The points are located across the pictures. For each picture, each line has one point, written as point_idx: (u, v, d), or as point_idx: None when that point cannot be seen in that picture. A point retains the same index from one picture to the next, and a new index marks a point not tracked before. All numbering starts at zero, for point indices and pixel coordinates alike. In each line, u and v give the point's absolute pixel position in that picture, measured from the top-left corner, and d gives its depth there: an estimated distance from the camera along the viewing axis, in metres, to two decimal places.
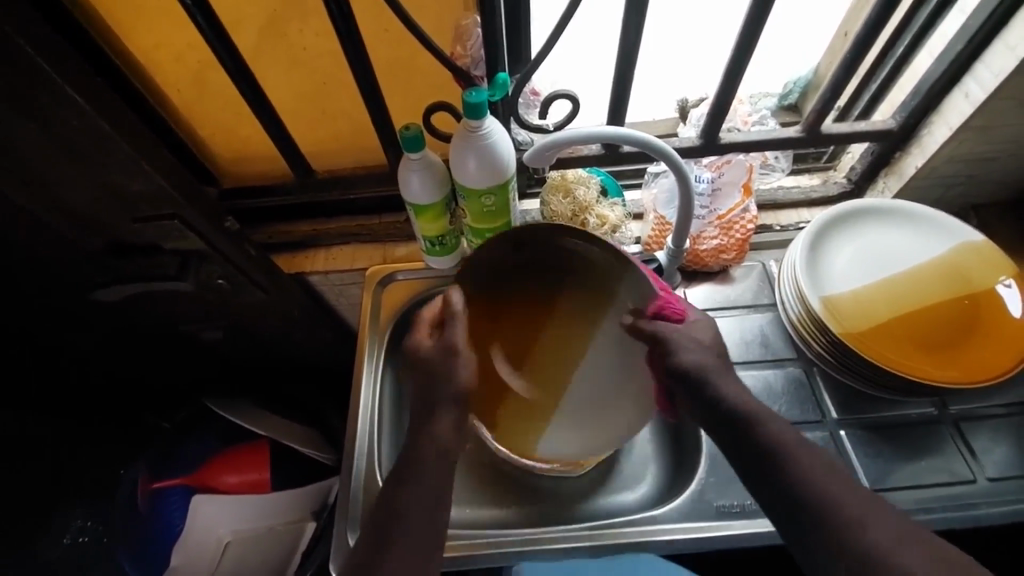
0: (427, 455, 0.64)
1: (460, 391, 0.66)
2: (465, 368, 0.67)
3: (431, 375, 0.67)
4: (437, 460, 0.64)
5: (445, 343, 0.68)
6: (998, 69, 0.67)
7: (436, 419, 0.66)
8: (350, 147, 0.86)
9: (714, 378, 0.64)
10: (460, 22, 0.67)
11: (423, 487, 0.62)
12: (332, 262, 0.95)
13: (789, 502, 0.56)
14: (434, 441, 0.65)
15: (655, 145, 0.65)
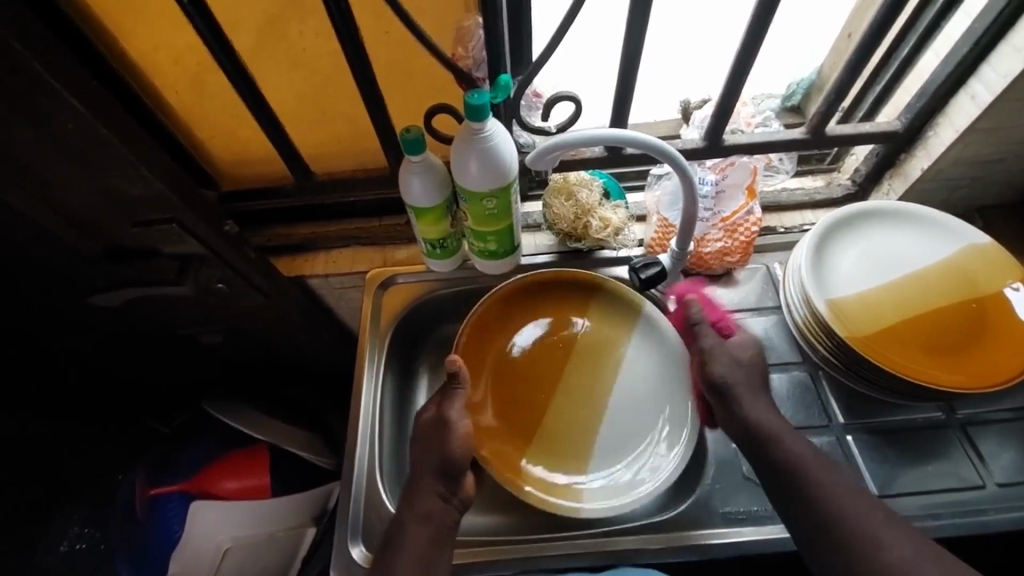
0: (412, 523, 0.66)
1: (451, 464, 0.68)
2: (459, 439, 0.69)
3: (428, 444, 0.70)
4: (423, 528, 0.65)
5: (439, 415, 0.71)
6: (1005, 71, 0.66)
7: (427, 487, 0.68)
8: (349, 150, 0.85)
9: (739, 398, 0.68)
10: (461, 23, 0.66)
11: (411, 551, 0.64)
12: (332, 266, 0.94)
13: (812, 517, 0.60)
14: (419, 512, 0.66)
15: (659, 147, 0.65)
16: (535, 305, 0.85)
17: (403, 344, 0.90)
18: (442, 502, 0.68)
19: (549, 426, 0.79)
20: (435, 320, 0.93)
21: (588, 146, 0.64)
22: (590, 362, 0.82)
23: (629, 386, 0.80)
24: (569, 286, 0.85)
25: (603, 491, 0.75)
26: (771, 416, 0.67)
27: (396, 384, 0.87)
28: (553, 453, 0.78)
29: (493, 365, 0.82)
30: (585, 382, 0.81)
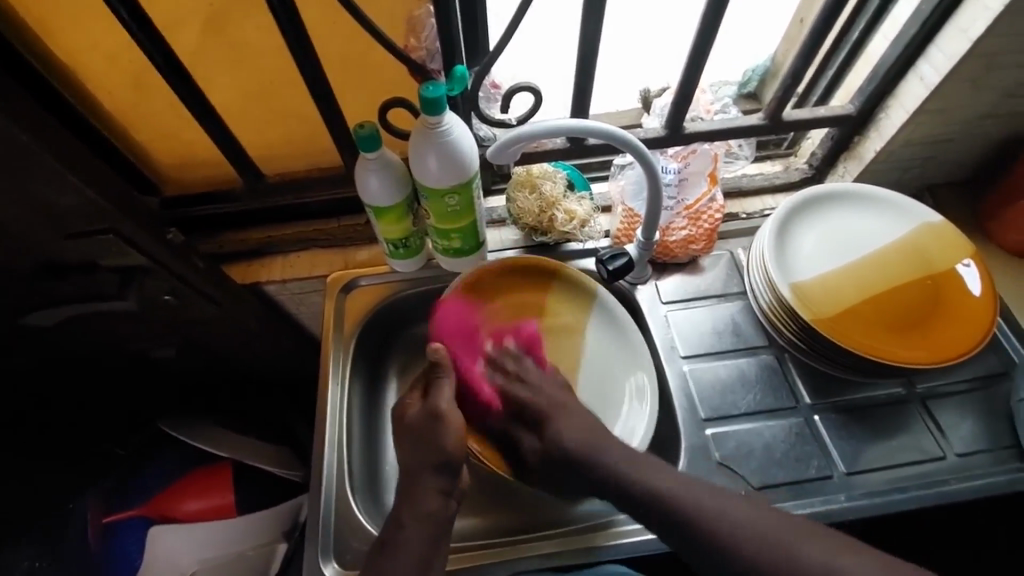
0: (414, 522, 0.65)
1: (447, 455, 0.67)
2: (452, 433, 0.67)
3: (419, 440, 0.68)
4: (422, 528, 0.65)
5: (430, 406, 0.69)
6: (952, 52, 0.68)
7: (425, 482, 0.67)
8: (306, 151, 0.81)
9: (614, 462, 0.68)
10: (412, 12, 0.62)
11: (410, 552, 0.64)
12: (289, 270, 0.89)
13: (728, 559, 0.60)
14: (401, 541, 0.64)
15: (619, 137, 0.65)
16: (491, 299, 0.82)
17: (368, 350, 0.87)
18: (442, 497, 0.67)
19: None
20: (401, 321, 0.90)
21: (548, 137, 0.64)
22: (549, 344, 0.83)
23: (590, 361, 0.82)
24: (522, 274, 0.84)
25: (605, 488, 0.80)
26: (644, 468, 0.66)
27: (362, 392, 0.84)
28: None
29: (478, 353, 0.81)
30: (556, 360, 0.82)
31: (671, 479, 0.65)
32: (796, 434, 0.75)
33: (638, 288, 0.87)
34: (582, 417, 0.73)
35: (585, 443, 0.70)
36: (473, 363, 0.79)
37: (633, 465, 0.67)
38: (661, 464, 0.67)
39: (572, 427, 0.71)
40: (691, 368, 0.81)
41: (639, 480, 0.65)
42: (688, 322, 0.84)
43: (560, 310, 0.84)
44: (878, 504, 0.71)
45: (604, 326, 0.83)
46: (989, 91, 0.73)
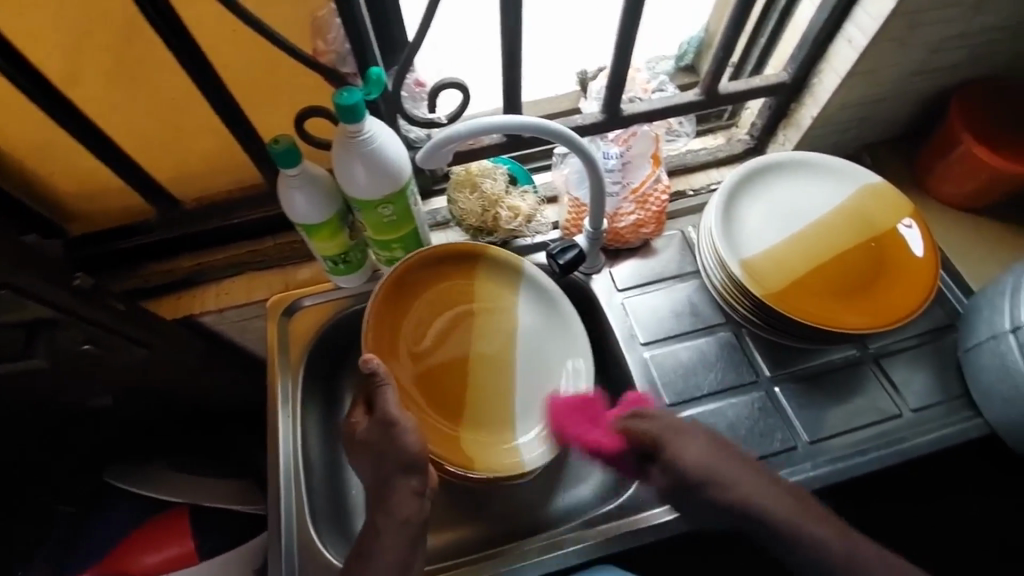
0: (389, 530, 0.59)
1: (411, 459, 0.61)
2: (410, 433, 0.61)
3: (377, 453, 0.62)
4: (398, 536, 0.59)
5: (378, 416, 0.62)
6: (877, 13, 0.68)
7: (398, 487, 0.61)
8: (230, 166, 0.75)
9: (721, 475, 0.62)
10: (315, 13, 0.57)
11: (389, 560, 0.59)
12: (225, 298, 0.83)
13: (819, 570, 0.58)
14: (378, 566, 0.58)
15: (548, 127, 0.62)
16: (416, 295, 0.77)
17: (319, 372, 0.82)
18: (418, 498, 0.61)
19: (473, 403, 0.76)
20: (354, 337, 0.86)
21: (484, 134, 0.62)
22: (479, 326, 0.78)
23: (525, 341, 0.79)
24: (446, 260, 0.78)
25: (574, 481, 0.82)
26: (758, 484, 0.62)
27: (316, 416, 0.80)
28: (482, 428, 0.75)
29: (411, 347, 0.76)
30: (492, 346, 0.78)
31: (771, 495, 0.61)
32: (758, 408, 0.76)
33: (593, 278, 0.85)
34: (699, 435, 0.65)
35: (706, 466, 0.62)
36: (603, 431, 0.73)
37: (732, 479, 0.62)
38: (750, 468, 0.64)
39: (701, 452, 0.64)
40: (652, 355, 0.80)
41: (737, 493, 0.61)
42: (645, 308, 0.83)
43: (488, 289, 0.80)
44: (841, 469, 0.72)
45: (537, 299, 0.80)
46: (914, 49, 0.73)
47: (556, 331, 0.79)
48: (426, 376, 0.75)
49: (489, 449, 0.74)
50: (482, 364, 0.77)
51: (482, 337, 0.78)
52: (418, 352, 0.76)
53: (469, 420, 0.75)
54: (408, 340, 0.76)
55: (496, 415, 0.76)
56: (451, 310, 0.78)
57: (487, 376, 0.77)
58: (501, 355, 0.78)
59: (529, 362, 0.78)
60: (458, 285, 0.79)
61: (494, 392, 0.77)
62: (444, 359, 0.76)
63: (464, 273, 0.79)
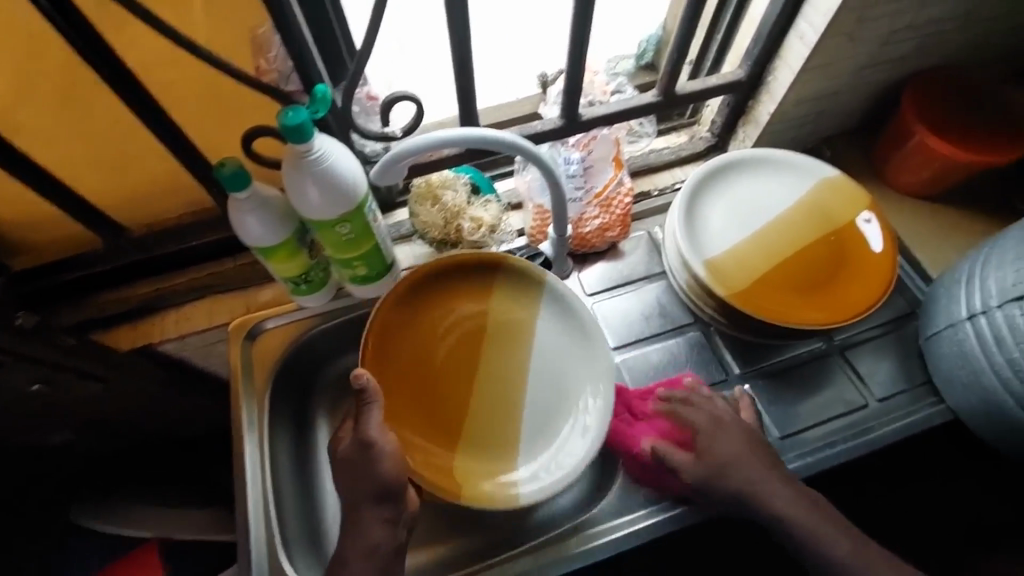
0: (358, 557, 0.59)
1: (389, 481, 0.60)
2: (389, 457, 0.60)
3: (354, 472, 0.60)
4: (366, 562, 0.59)
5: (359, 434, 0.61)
6: (825, 9, 0.68)
7: (366, 514, 0.60)
8: (186, 191, 0.73)
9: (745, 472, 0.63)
10: (254, 29, 0.56)
11: None
12: (185, 324, 0.81)
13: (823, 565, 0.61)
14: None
15: (506, 140, 0.61)
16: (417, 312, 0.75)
17: (287, 396, 0.80)
18: (389, 526, 0.60)
19: (476, 426, 0.73)
20: (322, 357, 0.84)
21: (442, 148, 0.61)
22: (493, 344, 0.75)
23: (540, 358, 0.75)
24: (452, 272, 0.76)
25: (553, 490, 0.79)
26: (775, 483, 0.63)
27: (285, 440, 0.78)
28: (482, 452, 0.72)
29: (411, 369, 0.73)
30: (503, 367, 0.74)
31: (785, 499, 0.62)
32: None
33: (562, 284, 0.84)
34: (734, 430, 0.66)
35: (733, 463, 0.64)
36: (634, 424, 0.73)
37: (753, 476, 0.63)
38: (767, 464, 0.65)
39: (733, 446, 0.65)
40: (623, 358, 0.80)
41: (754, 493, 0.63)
42: (614, 312, 0.83)
43: (504, 307, 0.76)
44: (813, 461, 0.73)
45: (556, 320, 0.75)
46: (864, 43, 0.73)
47: (573, 364, 0.75)
48: (423, 398, 0.72)
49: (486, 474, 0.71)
50: (490, 387, 0.74)
51: (491, 358, 0.75)
52: (422, 373, 0.73)
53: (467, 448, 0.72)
54: (406, 360, 0.73)
55: (500, 446, 0.73)
56: (462, 327, 0.75)
57: (494, 398, 0.74)
58: (513, 376, 0.74)
59: (543, 380, 0.74)
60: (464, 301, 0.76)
61: (501, 414, 0.74)
62: (443, 383, 0.73)
63: (473, 292, 0.76)
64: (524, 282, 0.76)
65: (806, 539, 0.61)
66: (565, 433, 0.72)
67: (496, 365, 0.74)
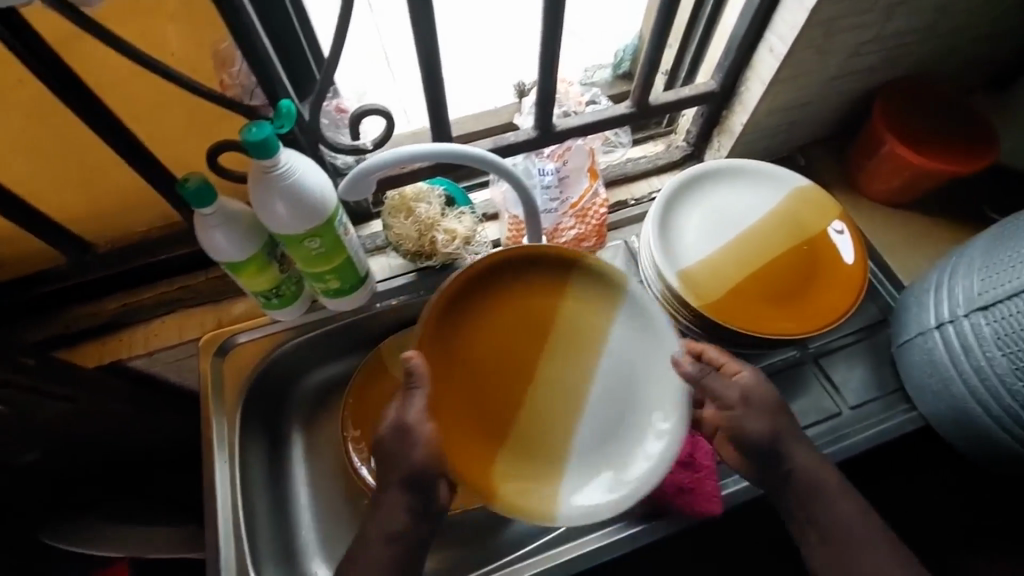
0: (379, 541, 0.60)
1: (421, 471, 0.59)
2: (426, 443, 0.59)
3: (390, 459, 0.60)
4: None
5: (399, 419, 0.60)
6: (793, 22, 0.68)
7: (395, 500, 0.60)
8: (155, 205, 0.72)
9: (786, 444, 0.63)
10: (217, 46, 0.55)
11: None
12: (155, 339, 0.79)
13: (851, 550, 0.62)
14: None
15: (477, 155, 0.62)
16: (473, 307, 0.70)
17: (258, 412, 0.79)
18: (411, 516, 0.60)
19: (530, 434, 0.68)
20: (295, 371, 0.83)
21: (414, 162, 0.61)
22: (557, 350, 0.70)
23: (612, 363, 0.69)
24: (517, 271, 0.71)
25: None
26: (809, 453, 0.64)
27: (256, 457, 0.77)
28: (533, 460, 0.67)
29: (463, 372, 0.68)
30: (564, 375, 0.69)
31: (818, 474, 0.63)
32: None
33: None
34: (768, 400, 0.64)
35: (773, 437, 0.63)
36: None
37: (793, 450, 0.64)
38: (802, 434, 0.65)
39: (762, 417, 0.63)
40: None
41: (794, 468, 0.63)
42: None
43: (574, 313, 0.70)
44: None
45: (632, 328, 0.69)
46: (832, 55, 0.74)
47: (648, 374, 0.67)
48: (475, 402, 0.68)
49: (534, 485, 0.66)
50: (546, 395, 0.69)
51: (553, 364, 0.69)
52: (472, 380, 0.68)
53: (516, 460, 0.66)
54: (455, 357, 0.68)
55: (553, 457, 0.67)
56: (525, 329, 0.70)
57: (551, 407, 0.68)
58: (574, 384, 0.69)
59: (609, 387, 0.69)
60: (528, 299, 0.70)
61: (559, 423, 0.68)
62: (493, 386, 0.68)
63: (541, 294, 0.71)
64: (600, 287, 0.70)
65: (832, 520, 0.62)
66: (631, 448, 0.66)
67: (555, 373, 0.69)
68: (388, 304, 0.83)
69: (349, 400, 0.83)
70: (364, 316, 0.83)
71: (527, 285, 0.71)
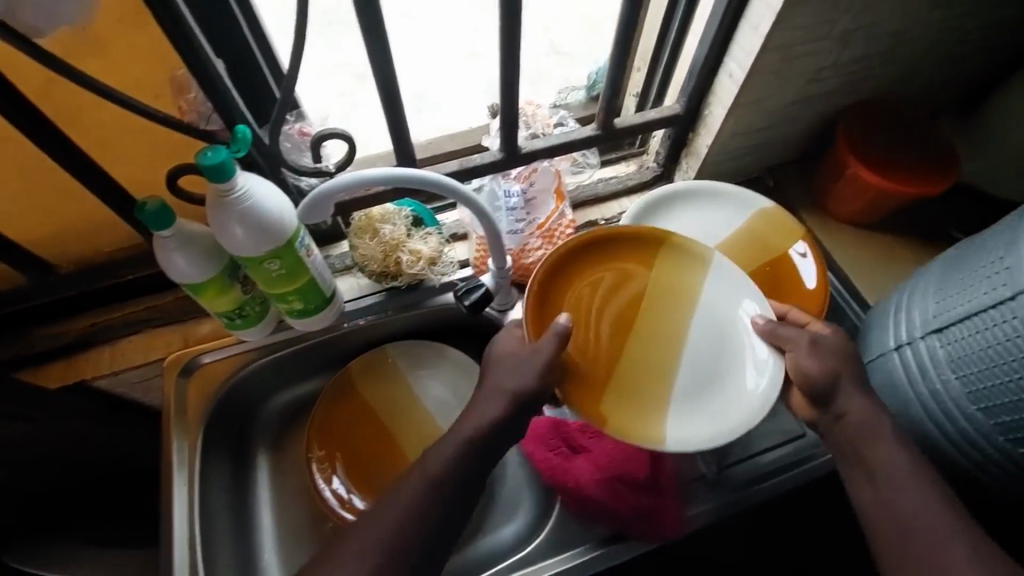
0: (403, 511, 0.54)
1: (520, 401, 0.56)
2: (513, 374, 0.57)
3: (483, 388, 0.59)
4: None
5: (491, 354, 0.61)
6: (749, 49, 0.69)
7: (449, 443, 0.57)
8: (121, 226, 0.72)
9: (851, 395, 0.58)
10: (173, 73, 0.57)
11: None
12: (120, 359, 0.79)
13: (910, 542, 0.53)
14: (398, 499, 0.54)
15: (436, 180, 0.62)
16: (575, 274, 0.66)
17: (220, 434, 0.79)
18: (464, 470, 0.55)
19: (625, 379, 0.63)
20: (259, 391, 0.84)
21: (373, 185, 0.61)
22: (653, 305, 0.66)
23: (706, 319, 0.65)
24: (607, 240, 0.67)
25: (495, 526, 0.78)
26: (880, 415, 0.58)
27: (213, 479, 0.76)
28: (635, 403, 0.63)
29: (608, 309, 0.65)
30: (660, 327, 0.65)
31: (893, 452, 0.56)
32: None
33: (506, 314, 0.84)
34: (842, 355, 0.60)
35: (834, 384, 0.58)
36: (573, 461, 0.73)
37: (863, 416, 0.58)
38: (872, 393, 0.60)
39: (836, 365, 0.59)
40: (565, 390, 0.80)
41: (865, 431, 0.57)
42: None
43: (666, 268, 0.66)
44: (776, 482, 0.73)
45: (727, 283, 0.65)
46: (791, 80, 0.75)
47: (747, 336, 0.63)
48: (587, 346, 0.64)
49: (638, 425, 0.61)
50: (636, 345, 0.64)
51: (647, 317, 0.65)
52: (655, 306, 0.66)
53: (615, 407, 0.62)
54: (574, 301, 0.65)
55: (655, 402, 0.63)
56: (616, 283, 0.66)
57: (644, 358, 0.64)
58: (670, 337, 0.65)
59: (706, 340, 0.64)
60: (622, 270, 0.66)
61: (664, 370, 0.64)
62: (591, 334, 0.64)
63: (630, 252, 0.67)
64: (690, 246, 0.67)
65: (892, 494, 0.55)
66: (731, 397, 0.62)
67: (644, 326, 0.65)
68: (355, 324, 0.83)
69: (315, 421, 0.82)
70: (332, 335, 0.83)
71: (621, 255, 0.67)
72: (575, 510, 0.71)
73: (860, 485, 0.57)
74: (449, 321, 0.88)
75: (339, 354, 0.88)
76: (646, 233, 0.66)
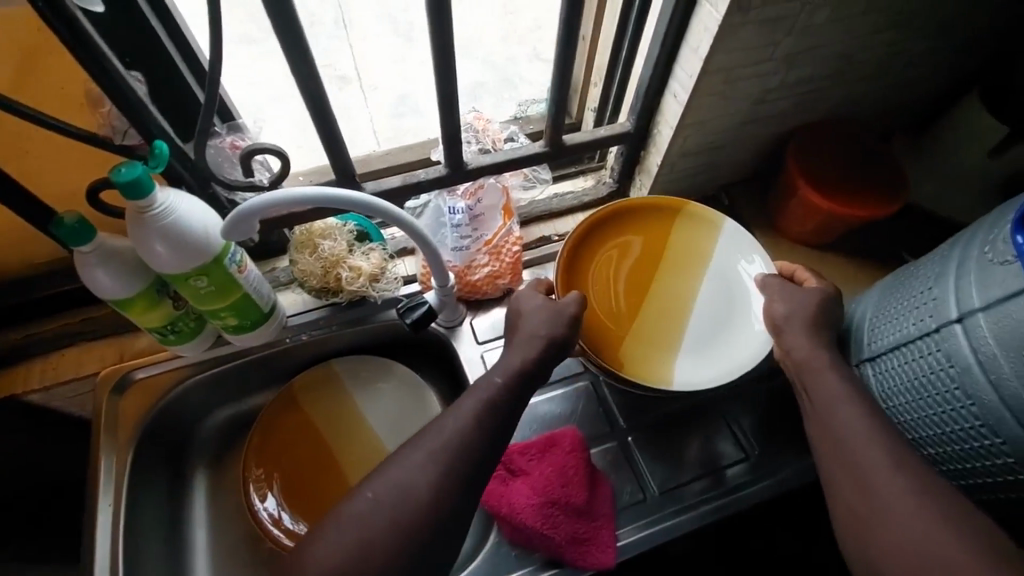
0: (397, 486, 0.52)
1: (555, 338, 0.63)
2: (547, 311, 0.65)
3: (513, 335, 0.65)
4: None
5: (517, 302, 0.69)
6: (690, 71, 0.68)
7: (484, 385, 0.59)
8: (46, 239, 0.70)
9: (796, 331, 0.62)
10: (87, 87, 0.56)
11: None
12: (51, 373, 0.76)
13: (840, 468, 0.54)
14: (458, 415, 0.56)
15: (366, 201, 0.60)
16: (600, 241, 0.77)
17: (151, 452, 0.77)
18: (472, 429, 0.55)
19: (640, 329, 0.74)
20: (199, 408, 0.82)
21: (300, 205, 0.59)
22: (668, 270, 0.76)
23: (714, 281, 0.75)
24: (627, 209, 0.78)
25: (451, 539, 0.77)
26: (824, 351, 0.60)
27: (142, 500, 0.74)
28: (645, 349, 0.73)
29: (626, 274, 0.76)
30: (673, 290, 0.76)
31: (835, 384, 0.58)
32: (612, 461, 0.76)
33: (454, 330, 0.83)
34: (809, 304, 0.64)
35: (783, 323, 0.64)
36: (510, 485, 0.71)
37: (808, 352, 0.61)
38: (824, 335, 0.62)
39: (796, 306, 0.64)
40: None
41: (805, 363, 0.60)
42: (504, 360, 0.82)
43: (680, 239, 0.77)
44: (719, 506, 0.72)
45: (731, 253, 0.75)
46: (737, 100, 0.74)
47: (749, 284, 0.74)
48: (610, 305, 0.74)
49: (647, 368, 0.71)
50: (653, 304, 0.75)
51: (660, 281, 0.76)
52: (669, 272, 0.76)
53: (628, 355, 0.72)
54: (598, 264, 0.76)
55: (665, 350, 0.73)
56: (632, 252, 0.77)
57: (657, 316, 0.74)
58: (681, 299, 0.75)
59: (710, 300, 0.75)
60: (638, 239, 0.77)
61: (674, 325, 0.74)
62: (610, 294, 0.75)
63: (646, 223, 0.78)
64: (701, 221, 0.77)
65: (825, 425, 0.56)
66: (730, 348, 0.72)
67: (658, 288, 0.76)
68: (299, 339, 0.82)
69: (254, 440, 0.80)
70: (276, 350, 0.82)
71: (640, 225, 0.78)
72: (510, 536, 0.70)
73: (806, 410, 0.60)
74: (399, 337, 0.87)
75: (284, 369, 0.86)
76: (662, 206, 0.77)
